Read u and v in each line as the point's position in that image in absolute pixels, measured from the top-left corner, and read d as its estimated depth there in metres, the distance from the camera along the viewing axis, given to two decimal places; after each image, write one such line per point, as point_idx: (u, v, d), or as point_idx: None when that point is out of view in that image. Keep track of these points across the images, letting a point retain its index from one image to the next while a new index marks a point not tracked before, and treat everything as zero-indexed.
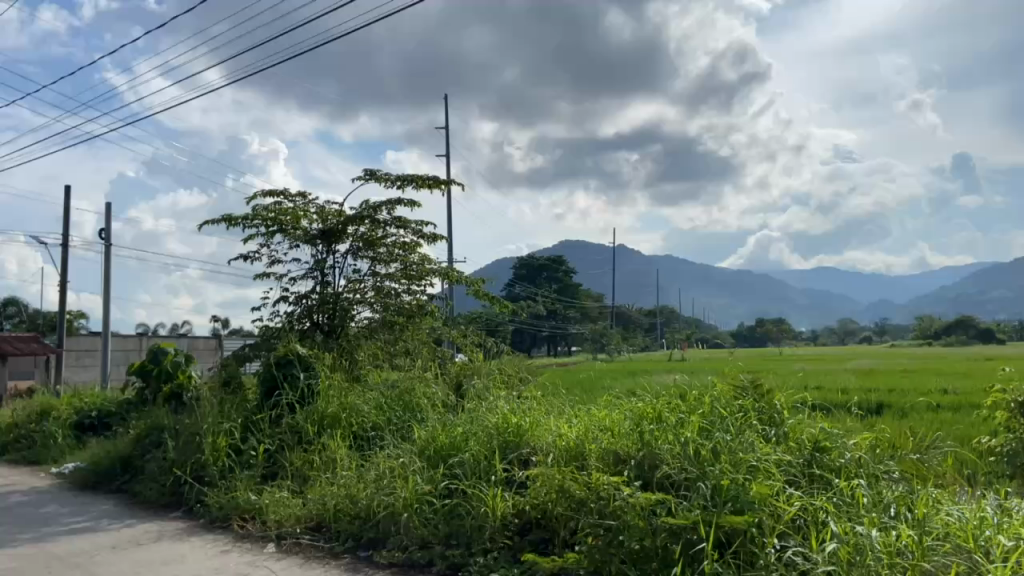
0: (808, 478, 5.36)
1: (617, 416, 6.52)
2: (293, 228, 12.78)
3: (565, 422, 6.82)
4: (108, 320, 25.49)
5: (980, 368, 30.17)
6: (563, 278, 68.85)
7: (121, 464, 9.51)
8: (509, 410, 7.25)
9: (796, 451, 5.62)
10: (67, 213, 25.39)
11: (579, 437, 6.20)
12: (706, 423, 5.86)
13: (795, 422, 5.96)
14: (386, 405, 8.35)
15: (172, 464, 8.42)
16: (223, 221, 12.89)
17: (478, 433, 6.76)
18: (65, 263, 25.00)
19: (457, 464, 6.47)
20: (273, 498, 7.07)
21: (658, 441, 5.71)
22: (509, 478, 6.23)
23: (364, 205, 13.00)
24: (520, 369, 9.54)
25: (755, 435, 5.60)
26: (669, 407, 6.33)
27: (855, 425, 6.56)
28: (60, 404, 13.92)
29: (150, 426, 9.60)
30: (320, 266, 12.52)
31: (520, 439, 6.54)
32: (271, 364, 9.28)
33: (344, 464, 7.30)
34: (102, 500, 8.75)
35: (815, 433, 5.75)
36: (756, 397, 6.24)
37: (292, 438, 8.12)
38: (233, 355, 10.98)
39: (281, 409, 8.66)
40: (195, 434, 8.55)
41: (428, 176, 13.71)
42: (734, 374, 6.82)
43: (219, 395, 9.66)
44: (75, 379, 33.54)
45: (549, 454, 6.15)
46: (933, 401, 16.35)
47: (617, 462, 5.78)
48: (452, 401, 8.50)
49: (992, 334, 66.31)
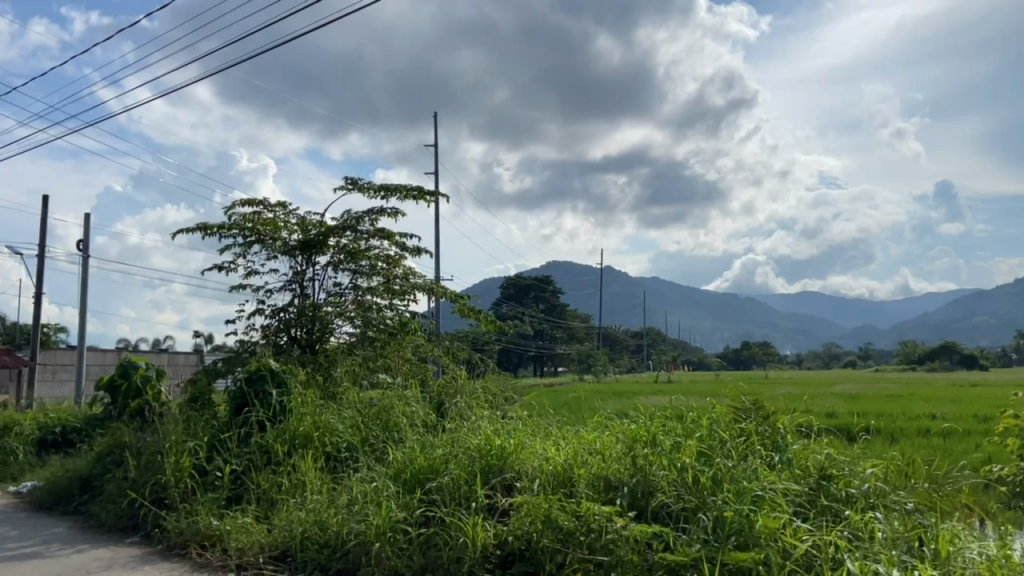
0: (815, 508, 4.94)
1: (608, 439, 6.07)
2: (272, 239, 12.34)
3: (553, 445, 6.35)
4: (85, 334, 24.79)
5: (967, 394, 30.03)
6: (550, 299, 68.49)
7: (80, 484, 8.97)
8: (492, 431, 6.79)
9: (802, 480, 5.20)
10: (44, 224, 24.77)
11: (567, 462, 5.73)
12: (705, 446, 5.40)
13: (800, 447, 5.54)
14: (362, 425, 7.87)
15: (132, 485, 7.89)
16: (198, 229, 12.43)
17: (458, 455, 6.28)
18: (41, 275, 24.33)
19: (436, 489, 5.98)
20: (235, 525, 6.54)
21: (654, 466, 5.26)
22: (491, 504, 5.76)
23: (346, 215, 12.58)
24: (505, 388, 9.09)
25: (760, 462, 5.17)
26: (666, 429, 5.87)
27: (862, 451, 6.13)
28: (24, 419, 13.33)
29: (113, 443, 9.07)
30: (299, 278, 12.06)
31: (504, 462, 6.06)
32: (242, 379, 8.78)
33: (314, 487, 6.80)
34: (56, 522, 8.18)
35: (822, 460, 5.33)
36: (759, 420, 5.81)
37: (261, 459, 7.62)
38: (203, 370, 10.49)
39: (250, 428, 8.14)
40: (158, 453, 8.04)
41: (412, 186, 13.29)
42: (733, 395, 6.39)
43: (186, 412, 9.14)
44: (51, 395, 32.63)
45: (535, 479, 5.68)
46: (927, 427, 15.98)
47: (607, 489, 5.33)
48: (433, 421, 8.01)
49: (976, 360, 66.55)
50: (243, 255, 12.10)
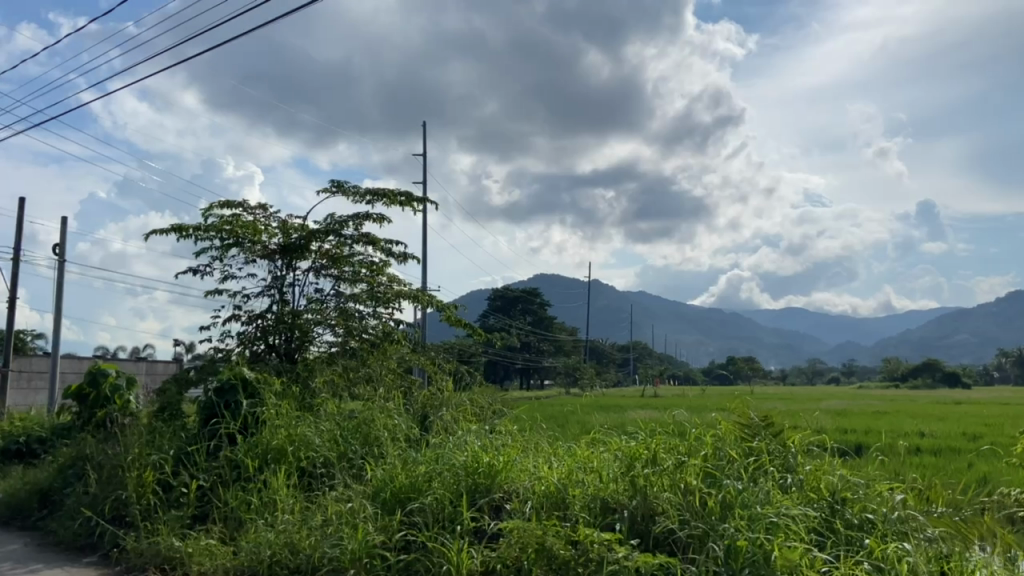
0: (833, 536, 4.54)
1: (605, 456, 5.62)
2: (252, 243, 11.88)
3: (546, 463, 5.92)
4: (59, 340, 24.09)
5: (954, 412, 29.69)
6: (537, 310, 68.12)
7: (38, 499, 8.43)
8: (479, 447, 6.34)
9: (815, 504, 4.79)
10: (20, 227, 24.09)
11: (561, 482, 5.28)
12: (711, 467, 4.99)
13: (812, 468, 5.13)
14: (342, 439, 7.39)
15: (91, 501, 7.38)
16: (173, 231, 11.96)
17: (442, 473, 5.82)
18: (15, 279, 23.63)
19: (418, 510, 5.53)
20: (198, 547, 6.07)
21: (655, 487, 4.83)
22: (478, 528, 5.34)
23: (329, 220, 12.14)
24: (493, 400, 8.65)
25: (772, 484, 4.75)
26: (667, 447, 5.43)
27: (877, 473, 5.71)
28: None
29: (76, 455, 8.57)
30: (279, 283, 11.59)
31: (492, 481, 5.63)
32: (213, 389, 8.30)
33: (286, 505, 6.32)
34: (10, 539, 7.63)
35: (836, 481, 4.92)
36: (770, 439, 5.39)
37: (230, 474, 7.17)
38: (175, 377, 9.97)
39: (220, 440, 7.67)
40: (121, 466, 7.56)
41: (400, 192, 12.86)
42: (739, 410, 5.96)
43: (154, 424, 8.64)
44: (23, 402, 31.78)
45: (526, 500, 5.22)
46: (915, 446, 15.61)
47: (605, 512, 4.88)
48: (416, 436, 7.55)
49: (959, 378, 66.71)
50: (221, 258, 11.63)
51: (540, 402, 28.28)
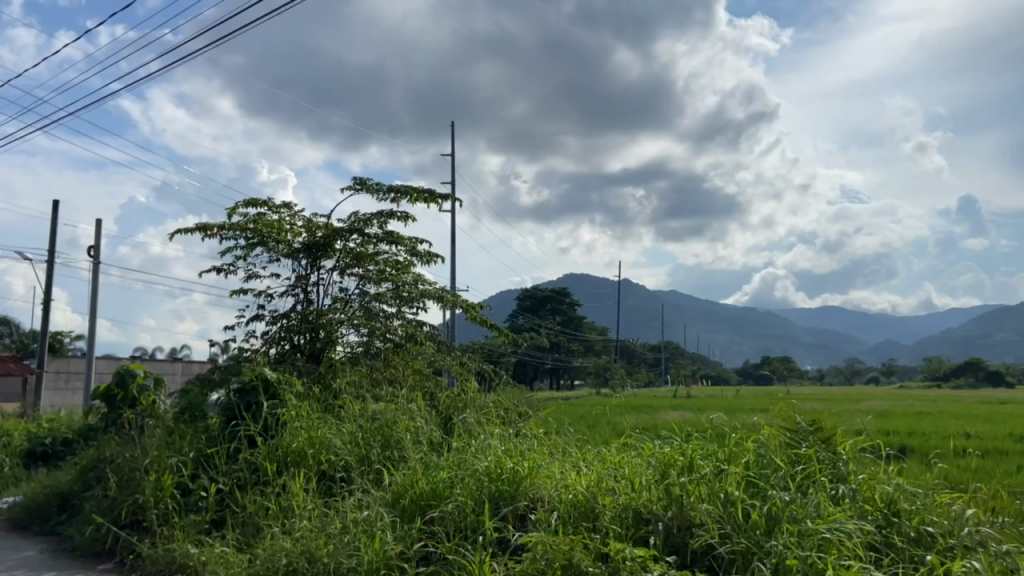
0: (891, 553, 4.13)
1: (638, 462, 5.26)
2: (276, 242, 11.66)
3: (574, 469, 5.58)
4: (93, 341, 24.24)
5: (1003, 412, 28.53)
6: (567, 310, 67.68)
7: (58, 502, 8.26)
8: (503, 451, 6.02)
9: (869, 517, 4.38)
10: (54, 230, 24.27)
11: (590, 490, 4.93)
12: (754, 475, 4.62)
13: (865, 477, 4.71)
14: (363, 441, 7.10)
15: (108, 506, 7.16)
16: (198, 230, 11.81)
17: (465, 479, 5.50)
18: (49, 281, 23.79)
19: (439, 518, 5.23)
20: (212, 556, 5.80)
21: (692, 498, 4.47)
22: (502, 539, 5.01)
23: (354, 218, 11.89)
24: (520, 402, 8.28)
25: (822, 495, 4.36)
26: (704, 452, 5.05)
27: (932, 482, 5.26)
28: (14, 430, 12.70)
29: (96, 457, 8.37)
30: (303, 283, 11.38)
31: (517, 489, 5.30)
32: (234, 390, 8.08)
33: (304, 511, 6.03)
34: (27, 544, 7.45)
35: (891, 492, 4.52)
36: (817, 445, 4.99)
37: (249, 478, 6.92)
38: (197, 378, 9.76)
39: (239, 443, 7.43)
40: (138, 470, 7.32)
41: (424, 189, 12.59)
42: (783, 413, 5.56)
43: (175, 425, 8.43)
44: (61, 402, 32.14)
45: (553, 510, 4.87)
46: (961, 447, 14.89)
47: (638, 524, 4.53)
48: (439, 439, 7.24)
49: (1003, 377, 64.98)
50: (244, 258, 11.45)
51: (572, 404, 27.98)
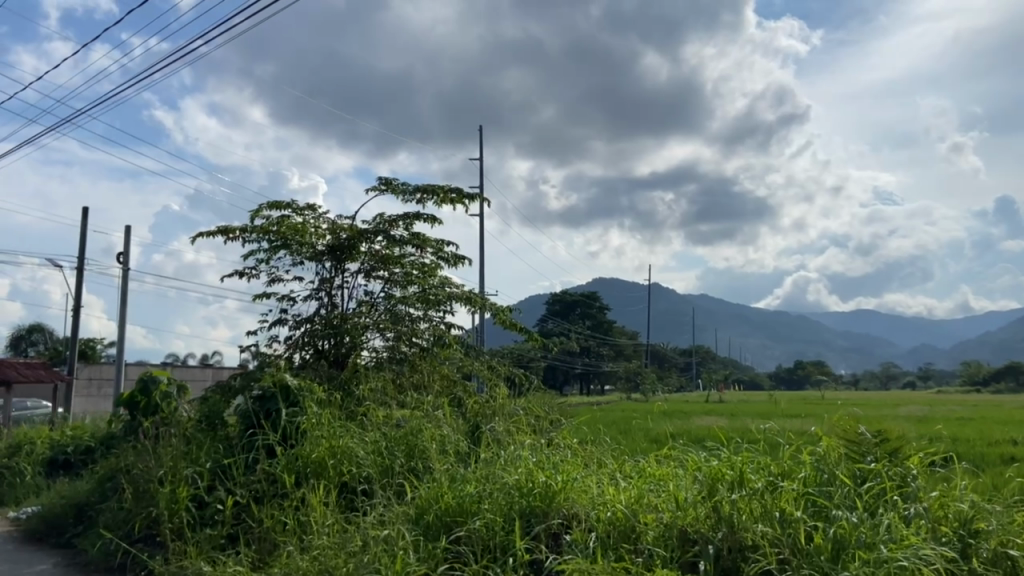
0: None
1: (681, 476, 4.82)
2: (300, 245, 11.36)
3: (610, 483, 5.15)
4: (122, 347, 24.21)
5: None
6: (597, 314, 66.98)
7: (74, 513, 7.99)
8: (535, 463, 5.60)
9: (947, 539, 3.91)
10: (83, 237, 24.31)
11: (630, 507, 4.51)
12: (813, 492, 4.18)
13: (938, 494, 4.23)
14: (387, 452, 6.73)
15: (122, 519, 6.86)
16: (220, 233, 11.55)
17: (494, 494, 5.11)
18: (78, 288, 23.79)
19: (466, 538, 4.82)
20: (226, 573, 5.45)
21: (745, 517, 4.03)
22: (534, 560, 4.61)
23: (380, 219, 11.58)
24: (551, 409, 7.87)
25: (894, 516, 3.89)
26: (755, 465, 4.60)
27: (1006, 496, 4.76)
28: (38, 439, 12.56)
29: (114, 467, 8.08)
30: (327, 286, 11.08)
31: (550, 505, 4.89)
32: (254, 397, 7.75)
33: (323, 527, 5.66)
34: (41, 557, 7.19)
35: (967, 510, 4.05)
36: (883, 459, 4.52)
37: (267, 490, 6.59)
38: (217, 384, 9.46)
39: (258, 453, 7.11)
40: (152, 480, 7.00)
41: (451, 189, 12.24)
42: (840, 423, 5.08)
43: (193, 434, 8.13)
44: (92, 408, 32.31)
45: (590, 530, 4.45)
46: (1010, 456, 14.09)
47: (684, 546, 4.10)
48: (467, 449, 6.85)
49: None
50: (267, 261, 11.18)
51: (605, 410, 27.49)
